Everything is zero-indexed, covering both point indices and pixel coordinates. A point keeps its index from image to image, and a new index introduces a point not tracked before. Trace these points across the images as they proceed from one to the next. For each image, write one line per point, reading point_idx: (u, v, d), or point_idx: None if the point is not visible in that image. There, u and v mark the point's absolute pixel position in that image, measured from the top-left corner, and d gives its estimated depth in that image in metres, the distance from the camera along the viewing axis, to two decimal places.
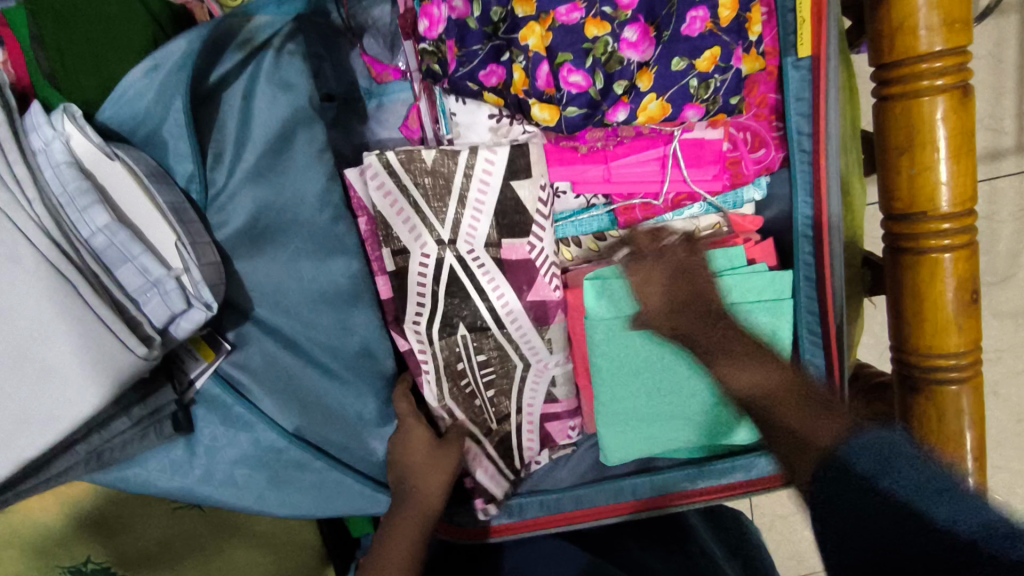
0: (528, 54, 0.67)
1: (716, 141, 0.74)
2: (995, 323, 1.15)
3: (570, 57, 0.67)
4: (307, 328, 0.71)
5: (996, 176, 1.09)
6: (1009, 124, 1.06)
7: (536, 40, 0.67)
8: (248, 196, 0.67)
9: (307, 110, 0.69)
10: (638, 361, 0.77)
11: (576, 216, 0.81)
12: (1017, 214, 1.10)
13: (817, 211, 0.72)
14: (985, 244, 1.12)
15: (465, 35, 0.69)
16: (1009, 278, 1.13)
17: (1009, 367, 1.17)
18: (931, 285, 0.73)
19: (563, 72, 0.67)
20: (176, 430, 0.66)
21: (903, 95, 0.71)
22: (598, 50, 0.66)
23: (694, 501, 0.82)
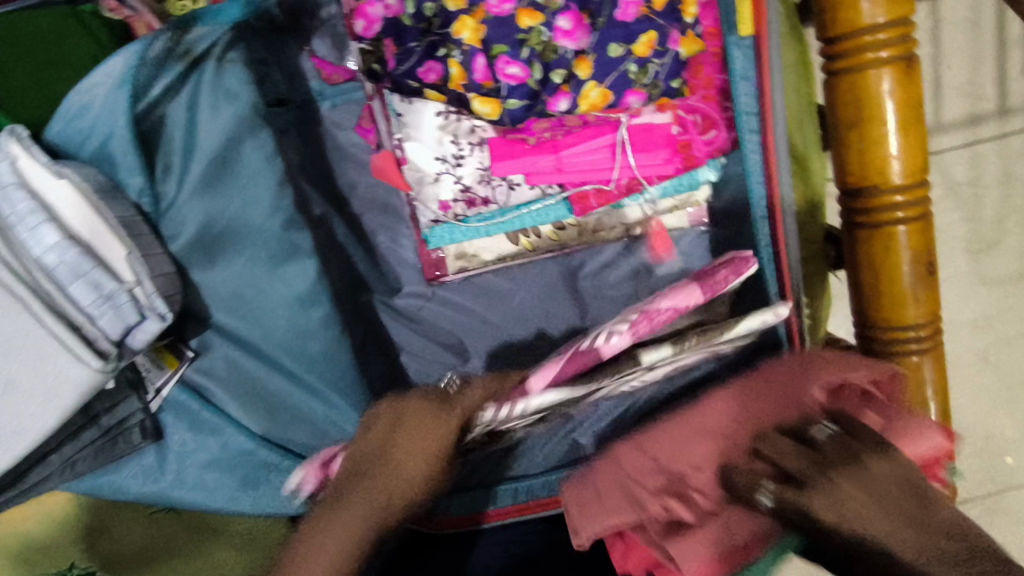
0: (463, 47, 0.70)
1: (664, 125, 0.73)
2: (983, 291, 1.00)
3: (506, 48, 0.69)
4: (267, 333, 0.72)
5: (975, 142, 0.96)
6: (990, 89, 0.93)
7: (469, 33, 0.69)
8: (199, 205, 0.67)
9: (251, 116, 0.69)
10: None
11: (532, 207, 0.78)
12: (1003, 179, 0.97)
13: (771, 190, 0.72)
14: (969, 210, 0.98)
15: (401, 32, 0.71)
16: (997, 245, 0.99)
17: (1001, 334, 1.01)
18: (886, 258, 0.73)
19: (501, 64, 0.69)
20: (144, 437, 0.69)
21: (848, 70, 0.70)
22: (533, 40, 0.69)
23: None
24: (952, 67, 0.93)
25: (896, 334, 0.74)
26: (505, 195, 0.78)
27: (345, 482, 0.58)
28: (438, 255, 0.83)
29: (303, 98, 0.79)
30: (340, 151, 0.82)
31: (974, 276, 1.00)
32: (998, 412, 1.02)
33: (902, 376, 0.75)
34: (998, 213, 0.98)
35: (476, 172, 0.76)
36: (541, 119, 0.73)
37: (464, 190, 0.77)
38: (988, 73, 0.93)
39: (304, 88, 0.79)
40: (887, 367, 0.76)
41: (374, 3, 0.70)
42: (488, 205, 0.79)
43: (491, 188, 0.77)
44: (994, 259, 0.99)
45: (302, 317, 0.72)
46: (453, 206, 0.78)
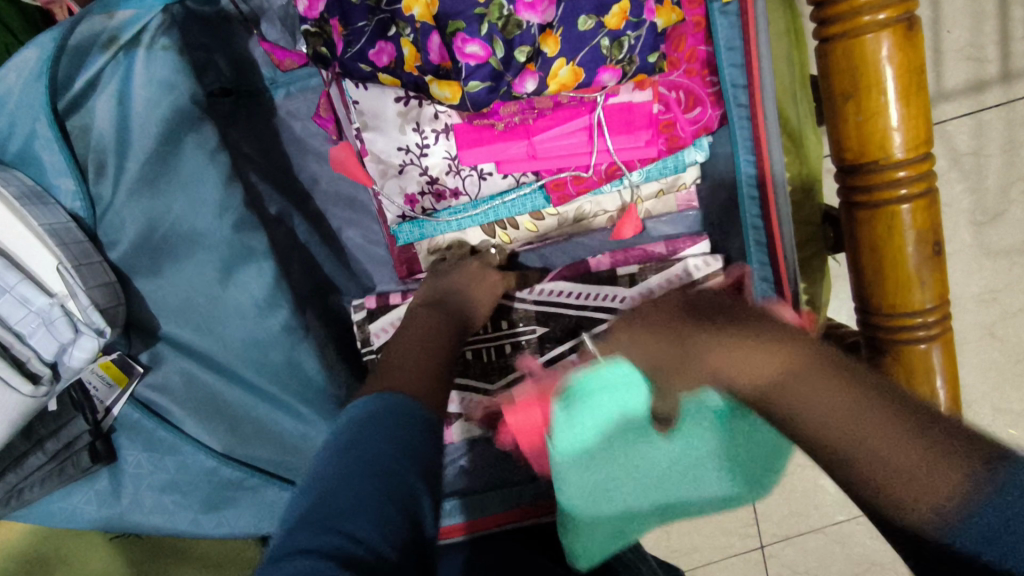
0: (415, 25, 0.57)
1: (645, 103, 0.68)
2: (988, 264, 0.95)
3: (463, 25, 0.56)
4: (222, 344, 0.67)
5: (979, 110, 0.89)
6: (993, 51, 0.86)
7: (421, 9, 0.56)
8: (138, 209, 0.62)
9: (191, 109, 0.64)
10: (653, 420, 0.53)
11: (506, 197, 0.73)
12: (1007, 146, 0.90)
13: (760, 165, 0.68)
14: (972, 180, 0.92)
15: (348, 10, 0.58)
16: (1001, 216, 0.93)
17: (1006, 308, 0.96)
18: (889, 239, 0.68)
19: (457, 43, 0.56)
20: (95, 461, 0.63)
21: (842, 35, 0.64)
22: (493, 13, 0.55)
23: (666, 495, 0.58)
24: (950, 29, 0.86)
25: (901, 320, 0.69)
26: (475, 185, 0.72)
27: (415, 315, 0.65)
28: (410, 252, 0.79)
29: (254, 86, 0.73)
30: (300, 143, 0.77)
31: (979, 249, 0.95)
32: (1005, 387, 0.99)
33: (908, 365, 0.70)
34: (1002, 182, 0.91)
35: (442, 163, 0.70)
36: (507, 103, 0.64)
37: (431, 182, 0.71)
38: (989, 34, 0.86)
39: (257, 78, 0.74)
40: (893, 355, 0.70)
41: None
42: (458, 198, 0.73)
43: (460, 179, 0.71)
44: (998, 231, 0.93)
45: (260, 327, 0.67)
46: (421, 200, 0.72)
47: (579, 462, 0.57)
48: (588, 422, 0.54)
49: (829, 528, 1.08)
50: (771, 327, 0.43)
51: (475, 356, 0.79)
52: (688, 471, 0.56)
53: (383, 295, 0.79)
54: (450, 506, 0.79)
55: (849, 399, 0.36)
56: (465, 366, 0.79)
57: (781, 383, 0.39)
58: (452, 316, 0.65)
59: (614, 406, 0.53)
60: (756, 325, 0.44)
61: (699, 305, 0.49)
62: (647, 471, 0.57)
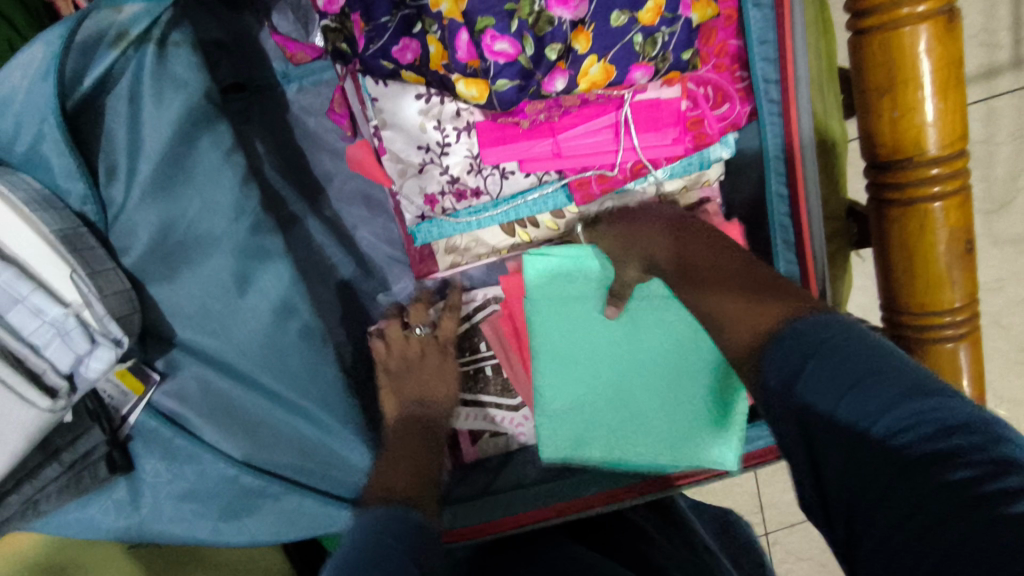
0: (443, 22, 0.54)
1: (673, 100, 0.66)
2: (995, 252, 0.95)
3: (492, 21, 0.53)
4: (239, 349, 0.65)
5: (991, 97, 0.88)
6: (1005, 37, 0.84)
7: (448, 5, 0.54)
8: (151, 212, 0.59)
9: (205, 106, 0.61)
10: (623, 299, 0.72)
11: (528, 197, 0.71)
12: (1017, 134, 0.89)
13: (787, 128, 0.65)
14: (979, 171, 0.92)
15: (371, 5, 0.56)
16: (1008, 205, 0.93)
17: (1011, 296, 0.99)
18: (920, 239, 0.67)
19: (486, 39, 0.53)
20: (113, 472, 0.62)
21: (879, 28, 0.62)
22: (523, 10, 0.53)
23: (621, 392, 0.73)
24: (966, 14, 0.84)
25: (930, 320, 0.68)
26: (497, 185, 0.70)
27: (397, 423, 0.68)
28: (428, 250, 0.78)
29: (266, 81, 0.71)
30: (313, 139, 0.74)
31: (986, 238, 0.95)
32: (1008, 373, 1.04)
33: (935, 363, 0.70)
34: (1010, 172, 0.91)
35: (464, 161, 0.68)
36: (533, 101, 0.63)
37: (452, 182, 0.69)
38: (1002, 18, 0.84)
39: (267, 72, 0.71)
40: (920, 354, 0.70)
41: None
42: (479, 197, 0.71)
43: (481, 178, 0.69)
44: (1005, 220, 0.94)
45: (279, 332, 0.66)
46: (441, 200, 0.70)
47: (550, 303, 0.75)
48: (545, 281, 0.75)
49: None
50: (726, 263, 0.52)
51: (494, 372, 0.82)
52: (658, 389, 0.72)
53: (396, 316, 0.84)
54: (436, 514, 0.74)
55: (775, 317, 0.41)
56: (485, 383, 0.82)
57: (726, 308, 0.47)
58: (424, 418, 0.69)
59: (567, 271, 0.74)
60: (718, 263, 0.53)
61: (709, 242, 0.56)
62: (602, 364, 0.74)
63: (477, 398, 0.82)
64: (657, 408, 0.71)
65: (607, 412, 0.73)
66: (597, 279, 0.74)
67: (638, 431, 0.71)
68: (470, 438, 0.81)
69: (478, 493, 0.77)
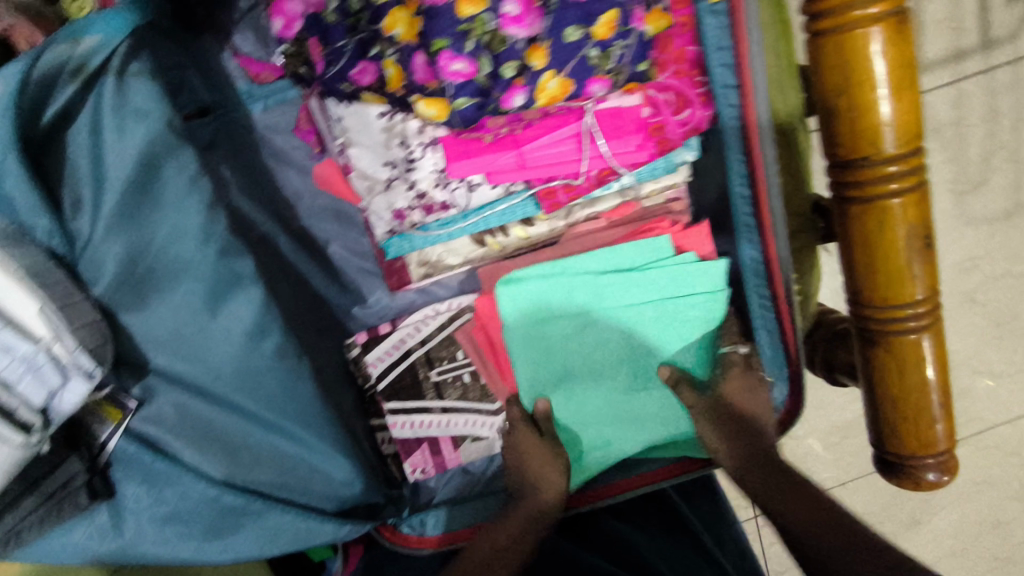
0: (398, 45, 0.55)
1: (634, 108, 0.68)
2: (971, 231, 1.08)
3: (447, 43, 0.54)
4: (213, 372, 0.66)
5: (961, 79, 1.02)
6: (972, 21, 0.99)
7: (403, 28, 0.55)
8: (119, 242, 0.59)
9: (168, 135, 0.60)
10: (616, 274, 0.76)
11: (497, 207, 0.72)
12: (985, 116, 1.03)
13: (744, 112, 0.65)
14: (952, 150, 1.05)
15: (327, 30, 0.57)
16: (982, 184, 1.06)
17: (987, 274, 1.09)
18: (882, 235, 0.68)
19: (443, 60, 0.54)
20: (93, 499, 0.63)
21: (833, 30, 0.63)
22: (478, 30, 0.54)
23: (611, 391, 0.78)
24: None
25: (894, 313, 0.70)
26: (465, 197, 0.70)
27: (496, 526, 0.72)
28: (399, 263, 0.79)
29: (229, 102, 0.71)
30: (280, 156, 0.74)
31: (961, 217, 1.07)
32: (986, 349, 1.12)
33: (901, 356, 0.72)
34: (984, 152, 1.04)
35: (431, 176, 0.69)
36: (496, 118, 0.64)
37: (420, 197, 0.70)
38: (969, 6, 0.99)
39: (231, 92, 0.71)
40: (884, 347, 0.72)
41: None
42: (447, 210, 0.71)
43: (449, 192, 0.70)
44: (978, 198, 1.06)
45: (253, 355, 0.67)
46: (409, 214, 0.70)
47: (526, 320, 0.77)
48: (522, 301, 0.77)
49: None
50: (813, 512, 0.61)
51: (472, 379, 0.83)
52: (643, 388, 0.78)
53: (373, 328, 0.84)
54: (416, 520, 0.82)
55: (835, 526, 0.58)
56: (464, 390, 0.83)
57: (821, 536, 0.57)
58: (527, 512, 0.72)
59: (540, 290, 0.77)
60: (797, 510, 0.62)
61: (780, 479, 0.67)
62: (592, 364, 0.78)
63: (456, 406, 0.83)
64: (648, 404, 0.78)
65: (602, 411, 0.78)
66: (571, 288, 0.77)
67: (618, 425, 0.78)
68: (452, 444, 0.83)
69: (462, 496, 0.84)
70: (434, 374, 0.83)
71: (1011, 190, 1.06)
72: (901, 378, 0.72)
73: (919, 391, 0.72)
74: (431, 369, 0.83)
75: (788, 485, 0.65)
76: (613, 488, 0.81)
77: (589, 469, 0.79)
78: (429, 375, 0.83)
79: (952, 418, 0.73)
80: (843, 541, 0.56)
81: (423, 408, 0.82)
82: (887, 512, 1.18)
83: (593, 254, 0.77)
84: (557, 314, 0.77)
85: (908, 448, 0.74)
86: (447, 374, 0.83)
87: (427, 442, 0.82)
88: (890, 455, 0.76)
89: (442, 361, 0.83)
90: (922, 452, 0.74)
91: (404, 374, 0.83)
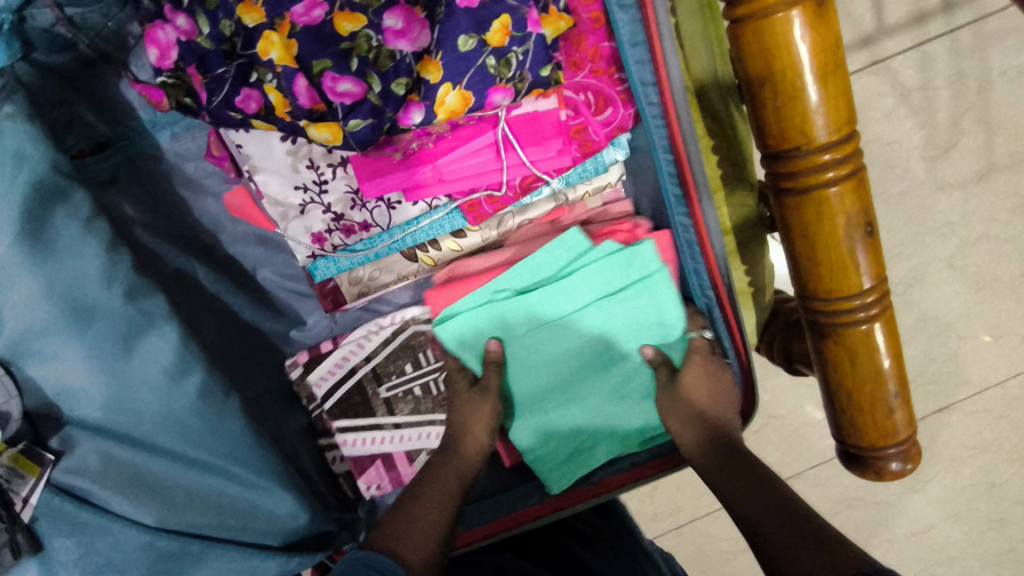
0: (276, 69, 0.58)
1: (551, 111, 0.68)
2: (944, 197, 1.04)
3: (328, 63, 0.57)
4: (136, 418, 0.63)
5: (925, 42, 0.99)
6: None
7: (278, 52, 0.57)
8: (14, 293, 0.58)
9: (55, 178, 0.60)
10: (549, 287, 0.75)
11: (419, 223, 0.73)
12: (952, 78, 1.00)
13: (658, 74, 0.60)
14: (923, 115, 1.01)
15: (205, 57, 0.59)
16: (952, 148, 1.02)
17: (964, 238, 1.06)
18: (820, 225, 0.63)
19: (327, 82, 0.58)
20: (18, 556, 0.58)
21: (751, 16, 0.58)
22: (361, 47, 0.58)
23: (586, 390, 0.76)
24: None
25: (841, 305, 0.65)
26: (385, 216, 0.72)
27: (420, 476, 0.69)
28: (332, 284, 0.78)
29: (134, 132, 0.71)
30: (194, 184, 0.75)
31: (934, 183, 1.04)
32: (968, 316, 1.09)
33: (852, 349, 0.67)
34: (953, 115, 1.01)
35: (344, 197, 0.70)
36: (400, 133, 0.63)
37: (337, 219, 0.71)
38: None
39: (134, 122, 0.71)
40: (833, 340, 0.67)
41: (164, 26, 0.59)
42: (369, 230, 0.72)
43: (367, 212, 0.71)
44: (949, 162, 1.03)
45: (176, 396, 0.64)
46: (329, 237, 0.72)
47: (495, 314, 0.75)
48: (481, 294, 0.76)
49: (806, 473, 1.15)
50: (769, 503, 0.54)
51: (424, 392, 0.81)
52: (615, 385, 0.76)
53: (314, 347, 0.82)
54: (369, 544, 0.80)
55: (782, 515, 0.52)
56: (416, 403, 0.81)
57: (778, 536, 0.51)
58: (448, 468, 0.69)
59: (502, 282, 0.76)
60: (755, 509, 0.55)
61: (737, 461, 0.61)
62: (571, 361, 0.76)
63: (408, 420, 0.80)
64: (621, 400, 0.76)
65: (582, 409, 0.76)
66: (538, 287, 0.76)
67: (594, 417, 0.76)
68: (406, 458, 0.80)
69: None
70: (381, 389, 0.81)
71: (983, 151, 1.02)
72: (853, 369, 0.67)
73: (874, 384, 0.66)
74: (378, 382, 0.81)
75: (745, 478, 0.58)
76: (543, 506, 0.78)
77: (573, 469, 0.76)
78: (377, 392, 0.81)
79: (910, 407, 0.68)
80: (786, 519, 0.51)
81: (375, 425, 0.80)
82: (874, 491, 1.15)
83: (526, 265, 0.76)
84: (526, 316, 0.75)
85: (867, 440, 0.68)
86: (395, 387, 0.81)
87: (381, 458, 0.79)
88: (851, 447, 0.70)
89: (387, 375, 0.81)
90: (881, 443, 0.68)
91: (351, 392, 0.81)
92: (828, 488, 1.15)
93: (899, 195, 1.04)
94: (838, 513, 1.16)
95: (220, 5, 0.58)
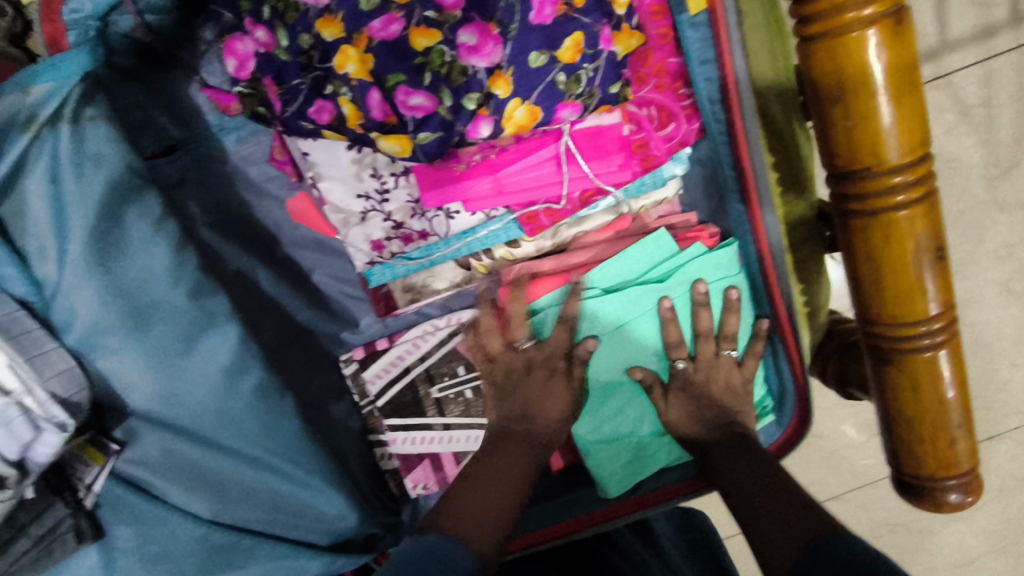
0: (351, 83, 0.61)
1: (615, 126, 0.69)
2: (1004, 219, 1.00)
3: (403, 78, 0.59)
4: (195, 414, 0.64)
5: (990, 58, 0.95)
6: None
7: (354, 66, 0.59)
8: (85, 289, 0.60)
9: (128, 177, 0.63)
10: (636, 287, 0.72)
11: (476, 232, 0.75)
12: (1018, 95, 0.96)
13: (722, 67, 0.60)
14: (986, 132, 0.97)
15: (281, 69, 0.63)
16: (1014, 168, 0.98)
17: None
18: (889, 248, 0.60)
19: (400, 96, 0.59)
20: (81, 541, 0.59)
21: (826, 34, 0.56)
22: (435, 62, 0.58)
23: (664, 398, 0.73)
24: None
25: (906, 332, 0.62)
26: (444, 225, 0.74)
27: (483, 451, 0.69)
28: (385, 290, 0.80)
29: (201, 135, 0.74)
30: (256, 188, 0.78)
31: (994, 204, 1.00)
32: None
33: (915, 376, 0.64)
34: (1017, 133, 0.97)
35: (405, 206, 0.74)
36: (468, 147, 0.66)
37: (396, 227, 0.74)
38: None
39: (202, 125, 0.74)
40: (896, 366, 0.64)
41: (243, 38, 0.64)
42: (427, 238, 0.75)
43: (426, 221, 0.74)
44: (1011, 183, 0.99)
45: (232, 396, 0.65)
46: (387, 245, 0.75)
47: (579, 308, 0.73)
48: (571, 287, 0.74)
49: (848, 494, 1.12)
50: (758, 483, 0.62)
51: (475, 394, 0.80)
52: None
53: (370, 343, 0.82)
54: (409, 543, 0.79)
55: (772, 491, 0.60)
56: (466, 406, 0.79)
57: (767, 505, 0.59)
58: (513, 450, 0.68)
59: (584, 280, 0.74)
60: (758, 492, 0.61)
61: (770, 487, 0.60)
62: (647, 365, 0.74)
63: (457, 422, 0.80)
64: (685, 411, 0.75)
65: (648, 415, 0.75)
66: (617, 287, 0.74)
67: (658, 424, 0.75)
68: (453, 458, 0.79)
69: None
70: (433, 389, 0.80)
71: None
72: (915, 398, 0.64)
73: (936, 413, 0.64)
74: (430, 383, 0.80)
75: (757, 468, 0.63)
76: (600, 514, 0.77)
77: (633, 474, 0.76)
78: (429, 392, 0.80)
79: (972, 436, 0.65)
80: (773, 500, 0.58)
81: (425, 425, 0.79)
82: (917, 516, 1.11)
83: (612, 265, 0.73)
84: (607, 314, 0.73)
85: (927, 470, 0.65)
86: (448, 389, 0.80)
87: (428, 458, 0.79)
88: (908, 476, 0.67)
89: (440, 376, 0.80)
90: (942, 473, 0.65)
91: (403, 391, 0.80)
92: (869, 511, 1.12)
93: (957, 215, 1.00)
94: (880, 538, 1.12)
95: (299, 19, 0.60)
